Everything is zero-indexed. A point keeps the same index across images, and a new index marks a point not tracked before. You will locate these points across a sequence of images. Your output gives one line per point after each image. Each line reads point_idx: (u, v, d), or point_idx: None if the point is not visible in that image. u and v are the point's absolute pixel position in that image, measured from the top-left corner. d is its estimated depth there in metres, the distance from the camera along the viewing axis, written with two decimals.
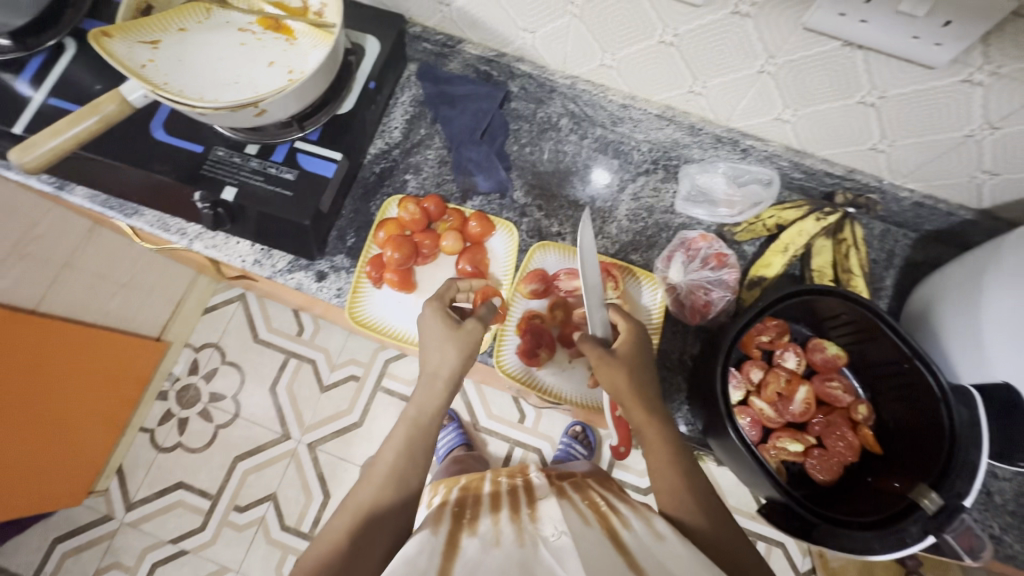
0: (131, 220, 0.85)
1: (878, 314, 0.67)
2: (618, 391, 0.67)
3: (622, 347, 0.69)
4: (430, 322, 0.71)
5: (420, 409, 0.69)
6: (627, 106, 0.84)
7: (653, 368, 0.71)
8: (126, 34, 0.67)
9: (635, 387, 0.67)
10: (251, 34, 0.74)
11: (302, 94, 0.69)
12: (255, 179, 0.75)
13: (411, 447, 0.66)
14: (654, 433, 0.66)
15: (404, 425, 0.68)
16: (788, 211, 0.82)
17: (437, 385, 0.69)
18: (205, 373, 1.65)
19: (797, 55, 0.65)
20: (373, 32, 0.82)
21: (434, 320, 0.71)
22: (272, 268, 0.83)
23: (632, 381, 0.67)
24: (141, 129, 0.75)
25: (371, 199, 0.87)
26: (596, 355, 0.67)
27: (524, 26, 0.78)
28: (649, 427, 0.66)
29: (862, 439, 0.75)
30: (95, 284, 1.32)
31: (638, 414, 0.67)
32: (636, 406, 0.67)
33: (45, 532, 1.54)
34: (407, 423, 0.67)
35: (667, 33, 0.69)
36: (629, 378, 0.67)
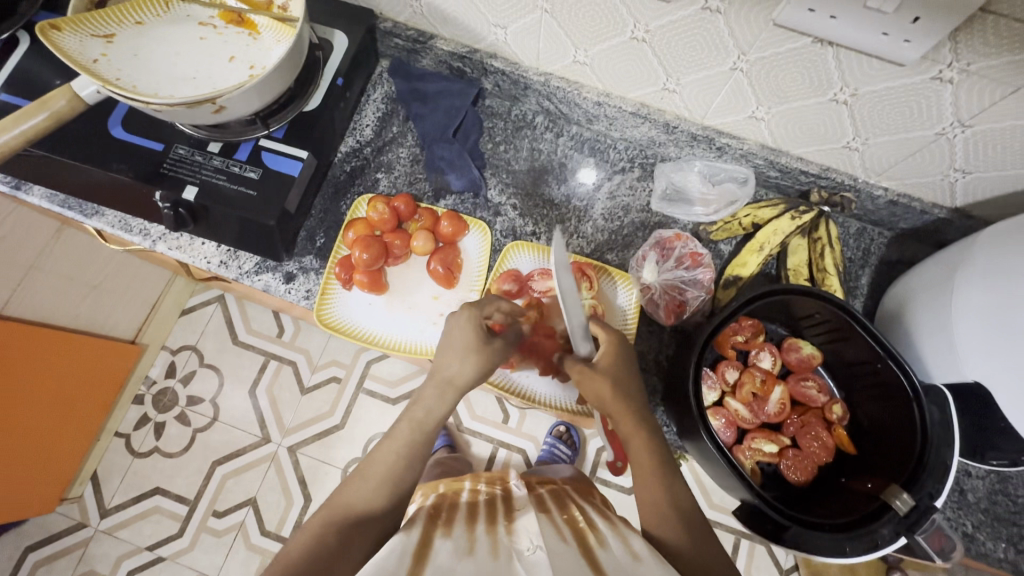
0: (92, 220, 0.82)
1: (851, 314, 0.66)
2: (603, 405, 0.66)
3: (608, 362, 0.68)
4: (459, 331, 0.68)
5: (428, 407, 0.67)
6: (602, 103, 0.82)
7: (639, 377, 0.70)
8: (78, 26, 0.64)
9: (619, 397, 0.66)
10: (212, 29, 0.72)
11: (264, 90, 0.67)
12: (218, 178, 0.72)
13: (412, 451, 0.65)
14: (639, 444, 0.65)
15: (407, 425, 0.67)
16: (764, 210, 0.81)
17: (437, 390, 0.67)
18: (182, 377, 1.62)
19: (769, 52, 0.64)
20: (341, 26, 0.80)
21: (464, 329, 0.68)
22: (238, 269, 0.81)
23: (618, 395, 0.66)
24: (98, 127, 0.73)
25: (342, 198, 0.85)
26: (578, 368, 0.67)
27: (496, 22, 0.76)
28: (635, 437, 0.65)
29: (836, 439, 0.75)
30: (64, 287, 1.28)
31: (625, 425, 0.65)
32: (624, 417, 0.66)
33: (17, 541, 1.50)
34: (409, 424, 0.66)
35: (639, 29, 0.68)
36: (615, 391, 0.66)
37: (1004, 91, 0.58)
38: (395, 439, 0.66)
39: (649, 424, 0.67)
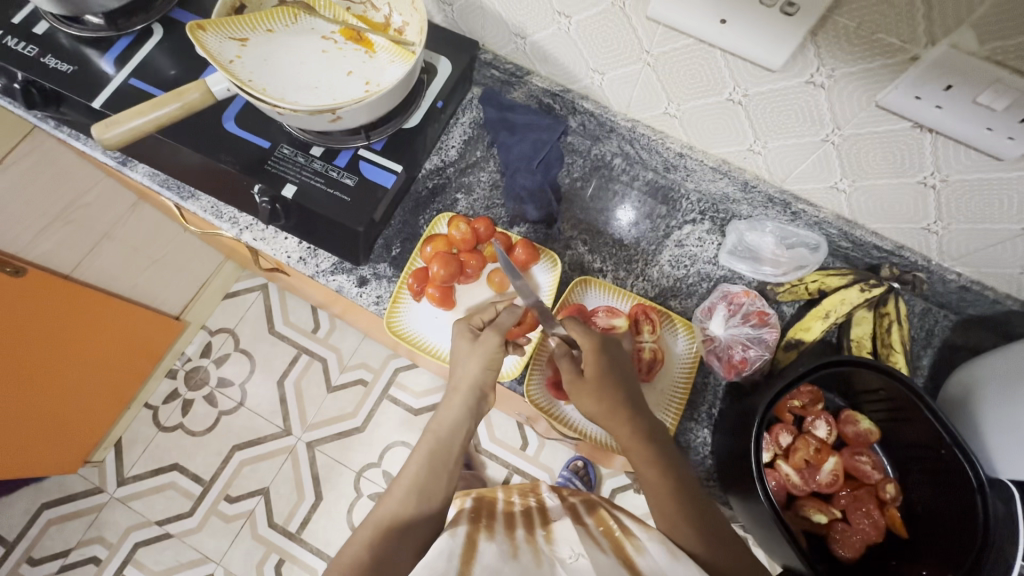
0: (187, 203, 0.86)
1: (916, 393, 0.66)
2: (601, 411, 0.68)
3: (591, 364, 0.70)
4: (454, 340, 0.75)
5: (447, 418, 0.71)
6: (683, 155, 0.85)
7: (625, 378, 0.71)
8: (219, 28, 0.70)
9: (605, 406, 0.68)
10: (333, 43, 0.76)
11: (376, 106, 0.71)
12: (316, 180, 0.77)
13: (433, 464, 0.67)
14: (639, 453, 0.66)
15: (429, 442, 0.70)
16: (832, 278, 0.81)
17: (454, 400, 0.72)
18: (216, 358, 1.66)
19: (864, 130, 0.66)
20: (447, 54, 0.85)
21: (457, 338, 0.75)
22: (315, 267, 0.84)
23: (606, 402, 0.68)
24: (213, 119, 0.78)
25: (421, 213, 0.88)
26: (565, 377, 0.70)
27: (595, 67, 0.80)
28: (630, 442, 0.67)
29: (888, 519, 0.74)
30: (132, 257, 1.34)
31: (621, 435, 0.67)
32: (618, 423, 0.68)
33: (35, 496, 1.53)
34: (429, 439, 0.69)
35: (737, 92, 0.71)
36: (601, 398, 0.68)
37: None
38: (446, 447, 0.69)
39: (647, 432, 0.67)
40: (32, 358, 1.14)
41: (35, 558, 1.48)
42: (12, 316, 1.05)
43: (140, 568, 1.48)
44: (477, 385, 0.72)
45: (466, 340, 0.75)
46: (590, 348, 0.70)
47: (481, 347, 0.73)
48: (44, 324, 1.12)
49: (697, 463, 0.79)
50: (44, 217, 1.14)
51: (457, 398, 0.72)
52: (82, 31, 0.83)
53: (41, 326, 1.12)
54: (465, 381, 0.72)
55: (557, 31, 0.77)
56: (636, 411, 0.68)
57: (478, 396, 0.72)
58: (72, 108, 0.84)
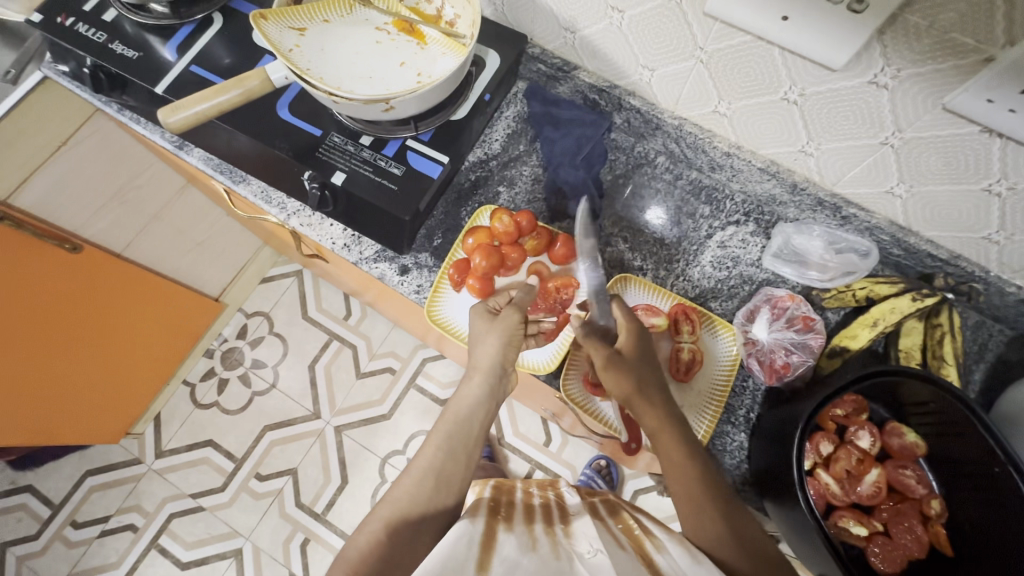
0: (238, 187, 0.89)
1: (969, 406, 0.64)
2: (625, 391, 0.69)
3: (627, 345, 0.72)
4: (473, 319, 0.77)
5: (462, 401, 0.72)
6: (731, 155, 0.84)
7: (654, 366, 0.73)
8: (279, 18, 0.72)
9: (639, 392, 0.69)
10: (386, 34, 0.78)
11: (428, 97, 0.72)
12: (364, 168, 0.78)
13: (451, 445, 0.68)
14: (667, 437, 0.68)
15: (446, 425, 0.71)
16: (882, 285, 0.79)
17: (474, 378, 0.73)
18: (251, 340, 1.71)
19: (927, 134, 0.64)
20: (495, 47, 0.85)
21: (476, 316, 0.77)
22: (359, 254, 0.86)
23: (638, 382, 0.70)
24: (268, 107, 0.80)
25: (463, 205, 0.89)
26: (603, 358, 0.70)
27: (645, 63, 0.79)
28: (662, 431, 0.68)
29: (932, 536, 0.72)
30: (176, 240, 1.38)
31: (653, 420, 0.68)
32: (650, 412, 0.69)
33: (79, 463, 1.60)
34: (447, 421, 0.70)
35: (792, 91, 0.69)
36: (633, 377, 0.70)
37: None
38: (465, 431, 0.70)
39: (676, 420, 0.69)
40: (87, 332, 1.20)
41: (77, 522, 1.56)
42: (70, 291, 1.10)
43: (174, 538, 1.54)
44: (497, 364, 0.73)
45: (484, 315, 0.76)
46: (626, 328, 0.74)
47: (500, 323, 0.74)
48: (99, 300, 1.18)
49: (733, 468, 0.78)
50: (101, 196, 1.19)
51: (476, 379, 0.73)
52: (147, 18, 0.86)
53: (96, 302, 1.18)
54: (483, 361, 0.73)
55: (609, 26, 0.77)
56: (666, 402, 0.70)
57: (495, 377, 0.73)
58: (134, 93, 0.87)
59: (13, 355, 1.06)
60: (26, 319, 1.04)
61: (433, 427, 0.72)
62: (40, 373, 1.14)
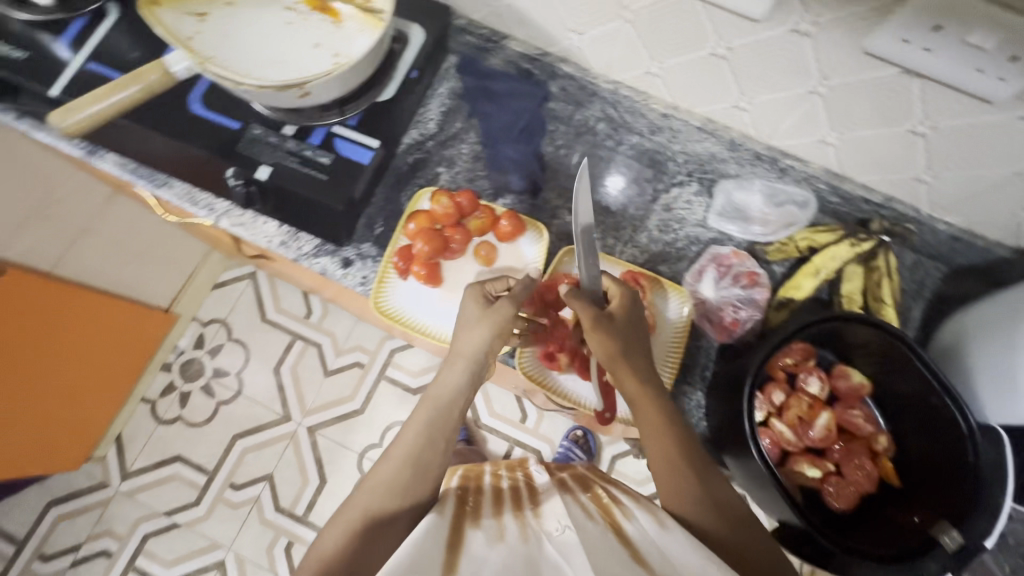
0: (160, 190, 0.82)
1: (908, 344, 0.66)
2: (609, 357, 0.68)
3: (617, 313, 0.70)
4: (465, 303, 0.73)
5: (442, 384, 0.70)
6: (668, 116, 0.84)
7: (643, 333, 0.71)
8: (175, 4, 0.67)
9: (626, 358, 0.68)
10: (297, 14, 0.73)
11: (347, 79, 0.68)
12: (290, 160, 0.74)
13: (431, 431, 0.67)
14: (648, 404, 0.67)
15: (425, 411, 0.69)
16: (821, 234, 0.81)
17: (456, 365, 0.71)
18: (209, 349, 1.65)
19: (852, 78, 0.64)
20: (420, 21, 0.81)
21: (468, 300, 0.74)
22: (297, 251, 0.81)
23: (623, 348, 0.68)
24: (178, 102, 0.75)
25: (403, 188, 0.86)
26: (591, 320, 0.68)
27: (573, 27, 0.77)
28: (645, 399, 0.67)
29: (881, 469, 0.75)
30: (112, 253, 1.30)
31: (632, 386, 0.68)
32: (632, 379, 0.68)
33: (39, 495, 1.53)
34: (427, 405, 0.69)
35: (719, 46, 0.68)
36: (620, 343, 0.68)
37: None
38: (447, 410, 0.69)
39: (656, 386, 0.69)
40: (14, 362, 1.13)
41: (46, 554, 1.50)
42: None
43: (152, 557, 1.50)
44: (481, 352, 0.70)
45: (476, 303, 0.73)
46: (619, 295, 0.71)
47: (493, 314, 0.71)
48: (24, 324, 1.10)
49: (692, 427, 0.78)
50: (21, 213, 1.10)
51: (460, 364, 0.71)
52: (33, 13, 0.78)
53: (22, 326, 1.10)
54: (465, 350, 0.70)
55: None
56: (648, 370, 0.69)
57: (480, 365, 0.71)
58: (30, 99, 0.80)
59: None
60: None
61: (413, 412, 0.70)
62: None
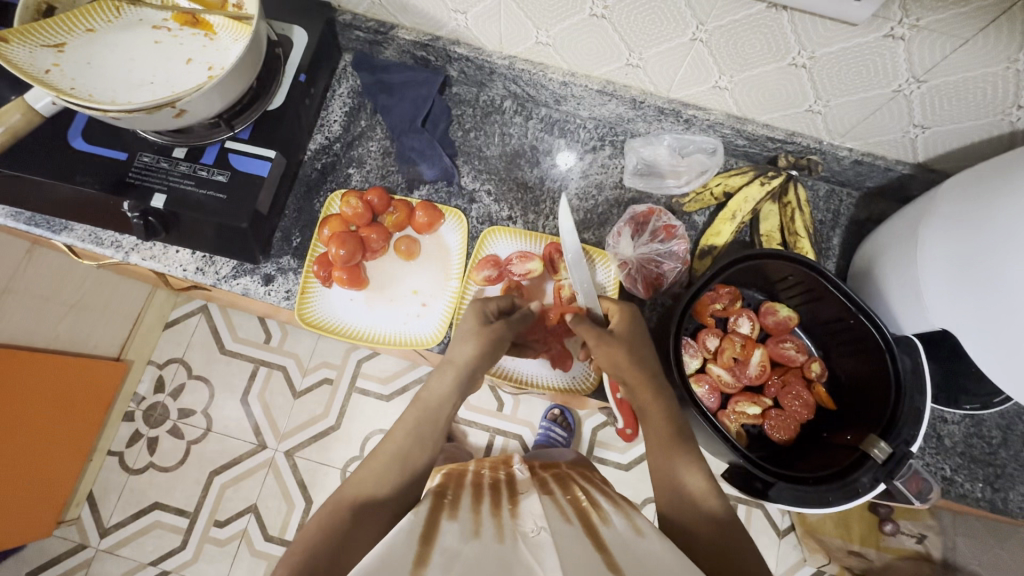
0: (61, 236, 0.80)
1: (822, 273, 0.69)
2: (613, 367, 0.68)
3: (621, 327, 0.70)
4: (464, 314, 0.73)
5: (433, 389, 0.70)
6: (568, 83, 0.82)
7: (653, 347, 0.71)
8: (25, 37, 0.62)
9: (633, 368, 0.67)
10: (166, 32, 0.70)
11: (225, 90, 0.66)
12: (185, 183, 0.72)
13: (420, 431, 0.67)
14: (653, 413, 0.66)
15: (414, 409, 0.70)
16: (734, 178, 0.83)
17: (447, 372, 0.70)
18: (171, 390, 1.61)
19: (726, 21, 0.65)
20: (299, 22, 0.79)
21: (467, 313, 0.73)
22: (216, 275, 0.80)
23: (633, 360, 0.68)
24: (58, 140, 0.72)
25: (315, 196, 0.84)
26: (594, 333, 0.68)
27: (455, 8, 0.76)
28: (651, 406, 0.67)
29: (817, 396, 0.76)
30: (42, 310, 1.26)
31: (643, 395, 0.67)
32: (638, 388, 0.67)
33: (17, 567, 1.48)
34: (417, 407, 0.69)
35: (597, 6, 0.68)
36: (627, 356, 0.67)
37: (954, 45, 0.59)
38: (435, 415, 0.69)
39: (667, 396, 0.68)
40: None
41: None
42: None
43: None
44: (472, 365, 0.69)
45: (473, 320, 0.72)
46: (623, 314, 0.71)
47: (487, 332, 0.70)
48: None
49: None
50: None
51: (451, 371, 0.70)
52: None
53: None
54: (458, 357, 0.70)
55: None
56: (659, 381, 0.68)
57: (471, 379, 0.71)
58: None
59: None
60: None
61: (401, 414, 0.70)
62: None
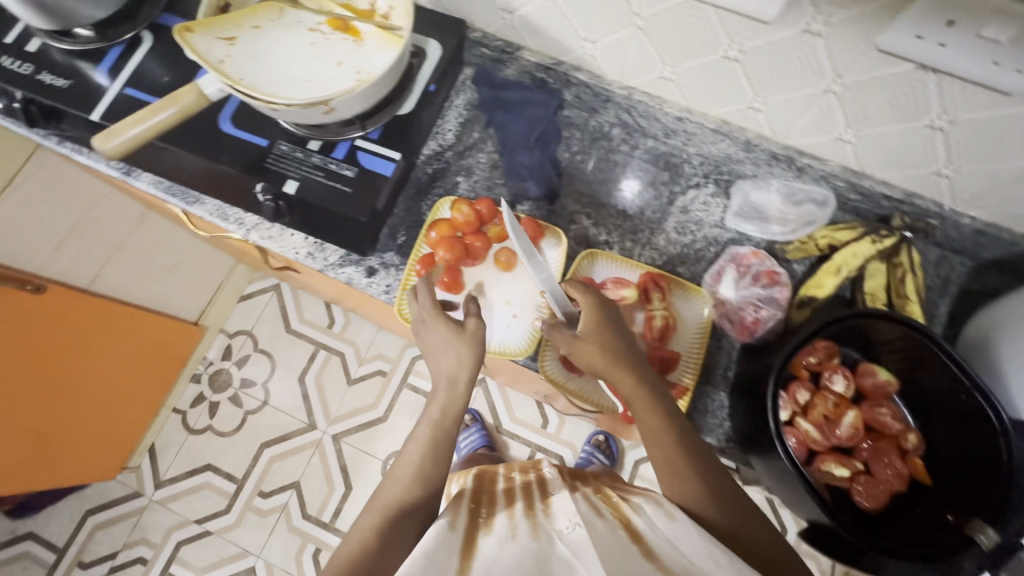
0: (193, 208, 0.87)
1: (929, 336, 0.65)
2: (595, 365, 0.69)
3: (591, 320, 0.70)
4: (436, 331, 0.74)
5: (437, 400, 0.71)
6: (683, 119, 0.84)
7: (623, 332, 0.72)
8: (206, 29, 0.70)
9: (610, 361, 0.68)
10: (320, 34, 0.76)
11: (369, 94, 0.70)
12: (316, 174, 0.77)
13: (433, 448, 0.67)
14: (643, 403, 0.66)
15: (428, 425, 0.70)
16: (841, 232, 0.81)
17: (443, 388, 0.71)
18: (237, 359, 1.69)
19: (866, 76, 0.64)
20: (436, 36, 0.83)
21: (438, 328, 0.74)
22: (323, 262, 0.85)
23: (609, 354, 0.68)
24: (210, 122, 0.78)
25: (423, 199, 0.88)
26: (567, 339, 0.70)
27: (585, 36, 0.79)
28: (636, 394, 0.67)
29: (912, 468, 0.73)
30: (146, 268, 1.35)
31: (625, 387, 0.68)
32: (622, 379, 0.68)
33: (79, 504, 1.58)
34: (430, 425, 0.68)
35: (732, 49, 0.69)
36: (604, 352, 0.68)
37: None
38: (446, 431, 0.69)
39: (651, 385, 0.68)
40: (78, 374, 1.20)
41: (86, 561, 1.54)
42: (62, 338, 1.13)
43: (184, 564, 1.54)
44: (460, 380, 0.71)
45: (446, 328, 0.73)
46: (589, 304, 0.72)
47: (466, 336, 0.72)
48: (92, 338, 1.20)
49: (717, 425, 0.79)
50: (57, 234, 1.15)
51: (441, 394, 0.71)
52: (73, 44, 0.82)
53: (90, 340, 1.20)
54: (443, 376, 0.71)
55: (544, 2, 0.76)
56: (642, 369, 0.69)
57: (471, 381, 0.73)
58: (72, 122, 0.85)
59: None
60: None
61: (411, 434, 0.70)
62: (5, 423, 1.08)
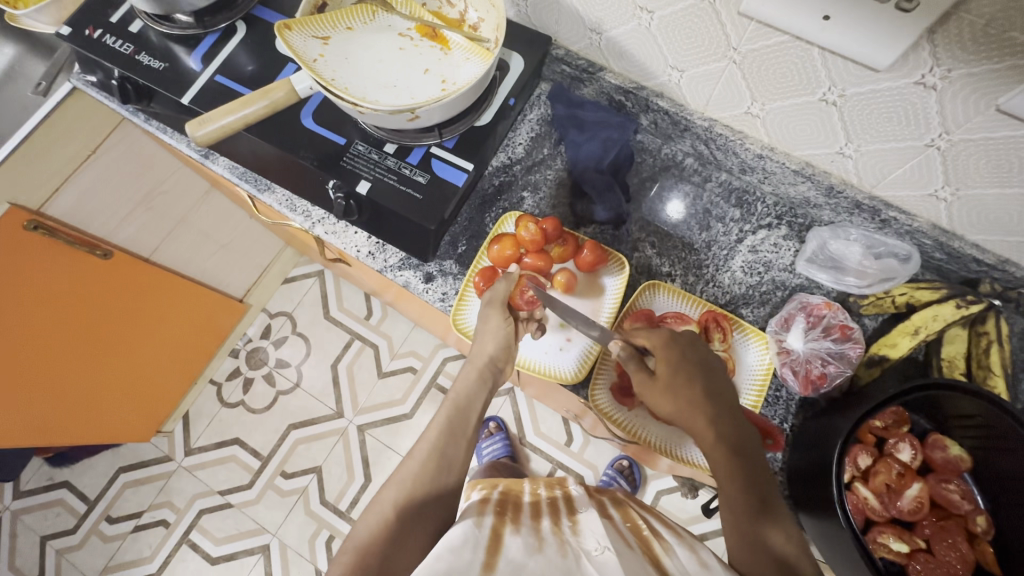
0: (263, 195, 0.89)
1: (1014, 417, 0.60)
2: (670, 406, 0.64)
3: (663, 360, 0.66)
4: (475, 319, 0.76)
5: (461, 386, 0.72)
6: (763, 157, 0.80)
7: (705, 376, 0.65)
8: (303, 27, 0.71)
9: (684, 405, 0.63)
10: (409, 40, 0.76)
11: (453, 105, 0.71)
12: (389, 178, 0.77)
13: (453, 431, 0.67)
14: (717, 455, 0.60)
15: (444, 419, 0.69)
16: (923, 291, 0.76)
17: (471, 376, 0.73)
18: (275, 339, 1.71)
19: (978, 135, 0.61)
20: (520, 50, 0.83)
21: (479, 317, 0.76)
22: (384, 262, 0.85)
23: (682, 398, 0.63)
24: (292, 115, 0.80)
25: (487, 211, 0.88)
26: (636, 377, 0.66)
27: (674, 64, 0.77)
28: (710, 444, 0.61)
29: (978, 555, 0.69)
30: (202, 243, 1.35)
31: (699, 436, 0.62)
32: (695, 426, 0.62)
33: (112, 460, 1.63)
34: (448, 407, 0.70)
35: (832, 92, 0.66)
36: (677, 393, 0.63)
37: None
38: (466, 420, 0.69)
39: (730, 440, 0.61)
40: (133, 337, 1.23)
41: (112, 517, 1.59)
42: (125, 303, 1.16)
43: (203, 533, 1.56)
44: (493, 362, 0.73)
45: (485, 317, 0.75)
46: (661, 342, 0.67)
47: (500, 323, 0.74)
48: (148, 307, 1.23)
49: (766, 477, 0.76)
50: (129, 204, 1.17)
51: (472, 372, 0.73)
52: (172, 28, 0.86)
53: (146, 308, 1.22)
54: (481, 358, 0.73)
55: (637, 26, 0.75)
56: (715, 411, 0.63)
57: (495, 371, 0.73)
58: (161, 102, 0.88)
59: (10, 356, 0.99)
60: (24, 320, 0.98)
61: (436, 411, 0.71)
62: (32, 381, 1.06)
